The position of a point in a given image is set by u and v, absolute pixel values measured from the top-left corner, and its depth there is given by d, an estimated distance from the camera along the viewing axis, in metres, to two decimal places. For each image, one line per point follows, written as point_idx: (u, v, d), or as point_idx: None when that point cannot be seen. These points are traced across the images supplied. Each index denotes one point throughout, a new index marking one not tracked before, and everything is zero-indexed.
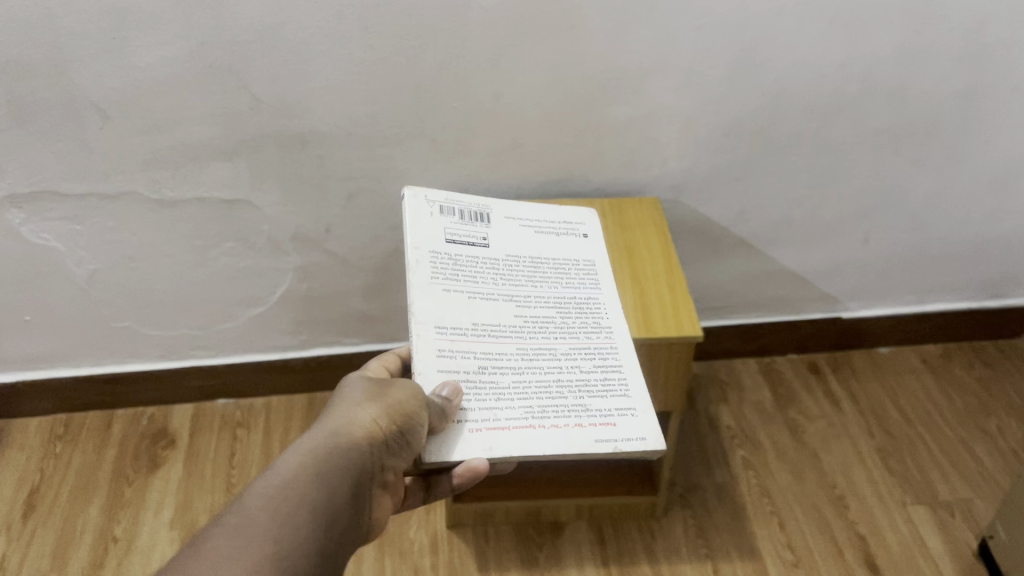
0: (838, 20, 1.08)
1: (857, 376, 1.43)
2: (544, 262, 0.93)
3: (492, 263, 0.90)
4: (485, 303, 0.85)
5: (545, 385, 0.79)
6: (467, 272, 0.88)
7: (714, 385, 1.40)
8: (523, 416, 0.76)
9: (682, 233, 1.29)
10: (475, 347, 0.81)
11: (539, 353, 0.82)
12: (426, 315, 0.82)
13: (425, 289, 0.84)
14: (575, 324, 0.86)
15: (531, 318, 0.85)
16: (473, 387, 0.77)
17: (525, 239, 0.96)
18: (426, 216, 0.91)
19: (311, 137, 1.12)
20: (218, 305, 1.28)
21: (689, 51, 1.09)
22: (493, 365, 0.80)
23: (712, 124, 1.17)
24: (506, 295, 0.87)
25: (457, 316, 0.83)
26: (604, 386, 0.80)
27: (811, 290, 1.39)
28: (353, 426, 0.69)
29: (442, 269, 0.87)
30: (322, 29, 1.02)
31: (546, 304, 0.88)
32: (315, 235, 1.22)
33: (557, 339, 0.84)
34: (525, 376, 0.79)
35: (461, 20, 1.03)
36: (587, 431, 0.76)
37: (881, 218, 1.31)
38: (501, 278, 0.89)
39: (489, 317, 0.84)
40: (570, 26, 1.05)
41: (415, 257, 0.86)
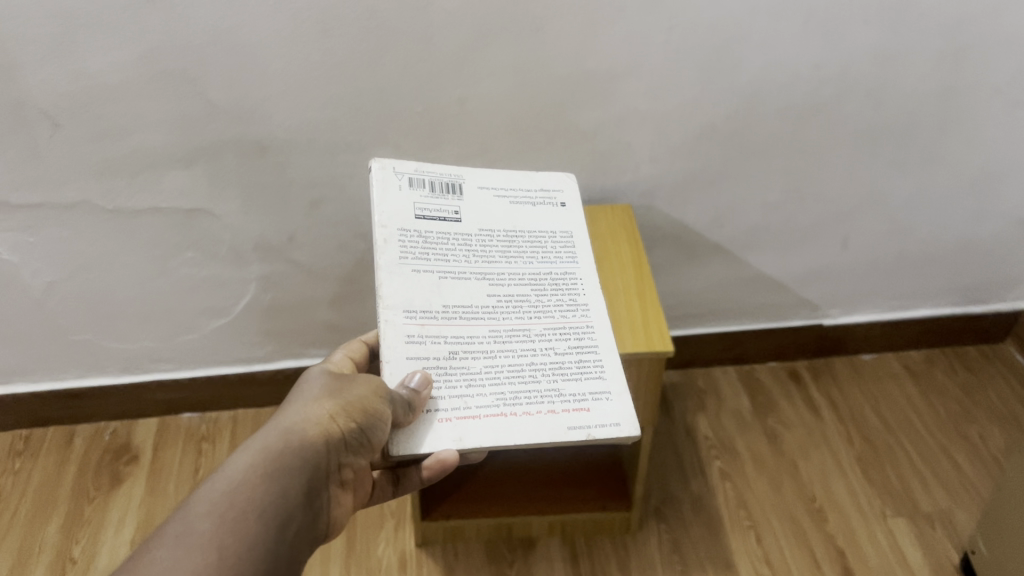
0: (812, 20, 1.05)
1: (838, 382, 1.40)
2: (518, 235, 0.89)
3: (465, 236, 0.87)
4: (457, 283, 0.82)
5: (518, 369, 0.77)
6: (440, 248, 0.85)
7: (691, 393, 1.37)
8: (495, 403, 0.75)
9: (656, 239, 1.26)
10: (446, 332, 0.79)
11: (513, 334, 0.79)
12: (396, 300, 0.79)
13: (394, 270, 0.81)
14: (550, 301, 0.84)
15: (504, 296, 0.82)
16: (444, 374, 0.76)
17: (501, 208, 0.92)
18: (394, 190, 0.86)
19: (272, 143, 1.09)
20: (181, 317, 1.24)
21: (659, 53, 1.06)
22: (466, 350, 0.78)
23: (685, 127, 1.14)
24: (478, 271, 0.84)
25: (428, 299, 0.80)
26: (580, 369, 0.78)
27: (791, 297, 1.36)
28: (309, 423, 0.68)
29: (412, 246, 0.84)
30: (279, 32, 0.99)
31: (521, 280, 0.85)
32: (278, 244, 1.18)
33: (532, 319, 0.81)
34: (497, 361, 0.77)
35: (423, 21, 1.00)
36: (561, 419, 0.74)
37: (860, 222, 1.28)
38: (475, 254, 0.86)
39: (460, 299, 0.81)
40: (536, 28, 1.02)
41: (383, 234, 0.83)
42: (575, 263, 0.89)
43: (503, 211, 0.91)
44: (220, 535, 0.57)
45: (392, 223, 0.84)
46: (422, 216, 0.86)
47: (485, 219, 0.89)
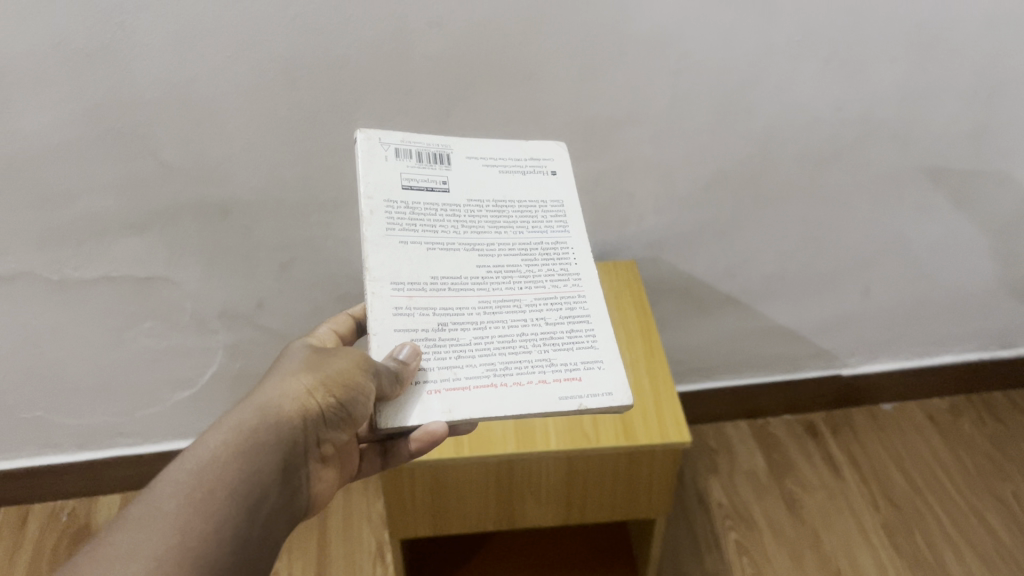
0: (833, 57, 0.95)
1: (858, 436, 1.30)
2: (518, 203, 0.71)
3: (456, 204, 0.69)
4: (447, 253, 0.66)
5: (511, 339, 0.63)
6: (428, 216, 0.68)
7: (701, 452, 1.27)
8: (485, 374, 0.62)
9: (661, 293, 1.16)
10: (437, 303, 0.64)
11: (512, 304, 0.65)
12: (383, 271, 0.64)
13: (380, 240, 0.65)
14: (543, 269, 0.68)
15: (502, 262, 0.67)
16: (433, 347, 0.62)
17: (494, 175, 0.72)
18: (380, 160, 0.68)
19: (235, 204, 0.98)
20: (141, 389, 1.13)
21: (664, 96, 0.96)
22: (459, 327, 0.64)
23: (692, 176, 1.04)
24: (468, 237, 0.68)
25: (416, 271, 0.65)
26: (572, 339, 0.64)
27: (807, 348, 1.25)
28: (284, 398, 0.60)
29: (400, 216, 0.67)
30: (241, 84, 0.88)
31: (511, 250, 0.68)
32: (246, 311, 1.07)
33: (524, 289, 0.66)
34: (490, 338, 0.63)
35: (403, 69, 0.90)
36: (551, 389, 0.62)
37: (882, 268, 1.18)
38: (468, 222, 0.68)
39: (452, 272, 0.65)
40: (529, 74, 0.92)
41: (368, 205, 0.66)
42: (572, 229, 0.71)
43: (496, 176, 0.72)
44: (187, 518, 0.52)
45: (378, 192, 0.67)
46: (410, 184, 0.68)
47: (481, 184, 0.70)
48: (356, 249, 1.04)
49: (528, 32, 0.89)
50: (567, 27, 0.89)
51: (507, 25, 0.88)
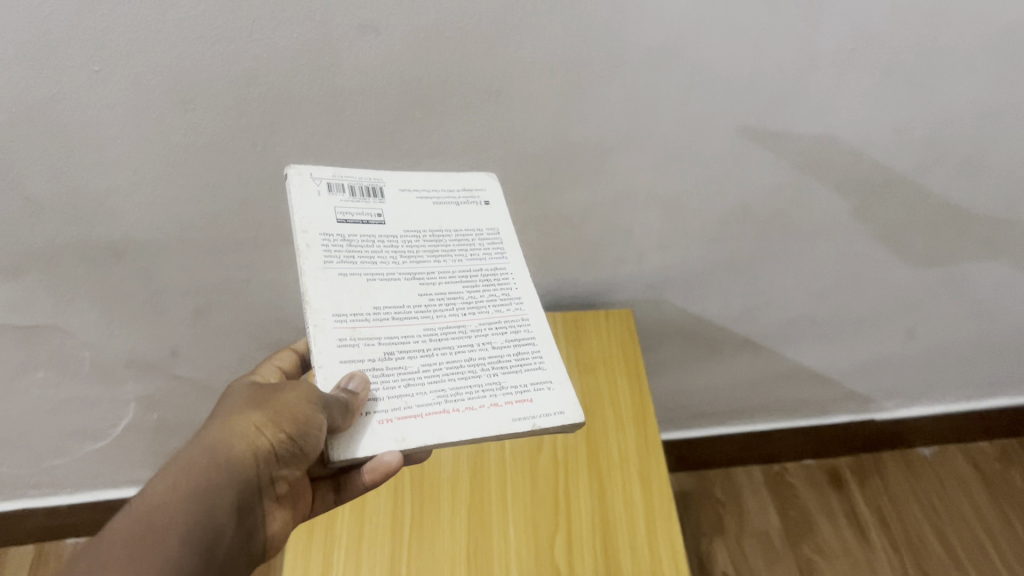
0: (897, 69, 0.74)
1: (888, 488, 1.12)
2: (458, 234, 0.58)
3: (394, 233, 0.56)
4: (388, 282, 0.53)
5: (459, 366, 0.51)
6: (365, 246, 0.54)
7: (704, 504, 1.10)
8: (434, 401, 0.49)
9: (663, 337, 0.96)
10: (383, 337, 0.51)
11: (462, 335, 0.52)
12: (323, 304, 0.50)
13: (314, 272, 0.51)
14: (486, 294, 0.55)
15: (451, 285, 0.54)
16: (379, 376, 0.49)
17: (429, 204, 0.59)
18: (311, 190, 0.54)
19: (128, 244, 0.78)
20: (42, 443, 0.95)
21: (673, 116, 0.75)
22: (411, 360, 0.50)
23: (705, 208, 0.83)
24: (408, 266, 0.55)
25: (355, 303, 0.51)
26: (522, 364, 0.52)
27: (834, 391, 1.07)
28: (229, 438, 0.47)
29: (337, 249, 0.53)
30: (117, 104, 0.68)
31: (453, 275, 0.55)
32: (157, 359, 0.89)
33: (469, 314, 0.53)
34: (442, 369, 0.50)
35: (329, 87, 0.69)
36: (504, 412, 0.50)
37: (933, 309, 0.97)
38: (408, 249, 0.56)
39: (397, 302, 0.52)
40: (496, 92, 0.71)
41: (301, 237, 0.52)
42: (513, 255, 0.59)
43: (433, 205, 0.59)
44: None
45: (310, 223, 0.53)
46: (344, 216, 0.55)
47: (421, 210, 0.58)
48: (287, 293, 0.85)
49: (494, 39, 0.68)
50: (546, 32, 0.67)
51: (465, 31, 0.67)
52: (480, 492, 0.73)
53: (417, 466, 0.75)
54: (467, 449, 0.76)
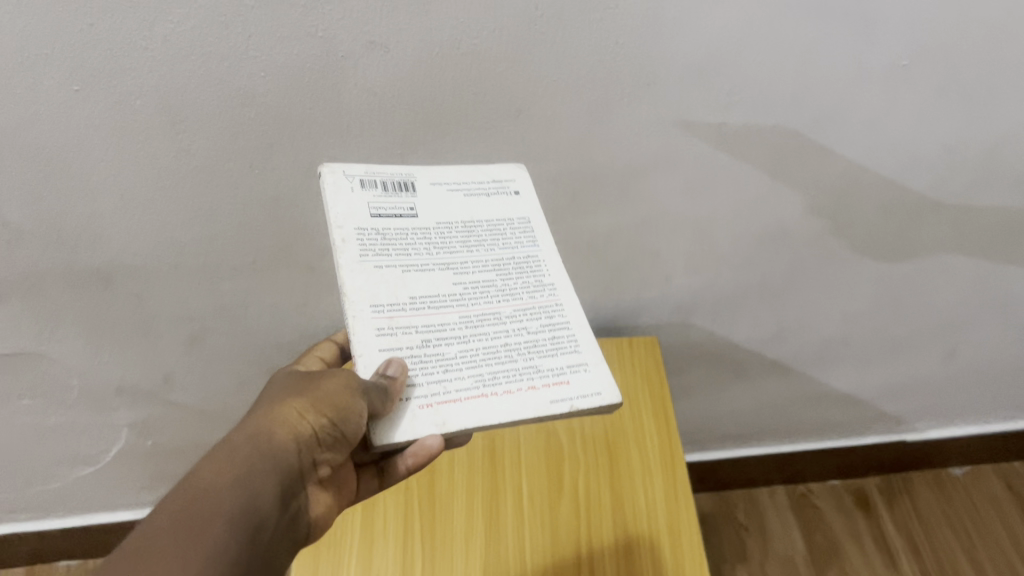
0: (954, 85, 0.67)
1: (919, 510, 1.07)
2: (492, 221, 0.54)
3: (427, 225, 0.52)
4: (422, 272, 0.50)
5: (496, 350, 0.47)
6: (398, 237, 0.51)
7: (727, 528, 1.05)
8: (473, 385, 0.46)
9: (688, 359, 0.90)
10: (420, 326, 0.48)
11: (499, 320, 0.49)
12: (358, 295, 0.48)
13: (349, 265, 0.48)
14: (522, 280, 0.51)
15: (485, 271, 0.51)
16: (418, 364, 0.46)
17: (459, 194, 0.55)
18: (342, 186, 0.51)
19: (115, 271, 0.72)
20: (29, 470, 0.90)
21: (708, 136, 0.69)
22: (449, 347, 0.47)
23: (740, 230, 0.77)
24: (443, 255, 0.51)
25: (390, 293, 0.48)
26: (558, 349, 0.49)
27: (864, 411, 1.01)
28: (272, 425, 0.44)
29: (371, 241, 0.50)
30: (99, 125, 0.62)
31: (487, 263, 0.52)
32: (150, 385, 0.84)
33: (506, 300, 0.50)
34: (479, 354, 0.47)
35: (334, 108, 0.63)
36: (543, 395, 0.46)
37: (976, 330, 0.92)
38: (439, 237, 0.52)
39: (432, 291, 0.49)
40: (516, 111, 0.65)
41: (335, 233, 0.49)
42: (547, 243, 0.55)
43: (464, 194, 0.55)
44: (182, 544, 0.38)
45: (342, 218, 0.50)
46: (377, 211, 0.51)
47: (453, 196, 0.55)
48: (288, 319, 0.80)
49: (514, 55, 0.61)
50: (574, 47, 0.61)
51: (483, 47, 0.60)
52: (497, 542, 0.68)
53: (428, 514, 0.70)
54: (481, 494, 0.71)
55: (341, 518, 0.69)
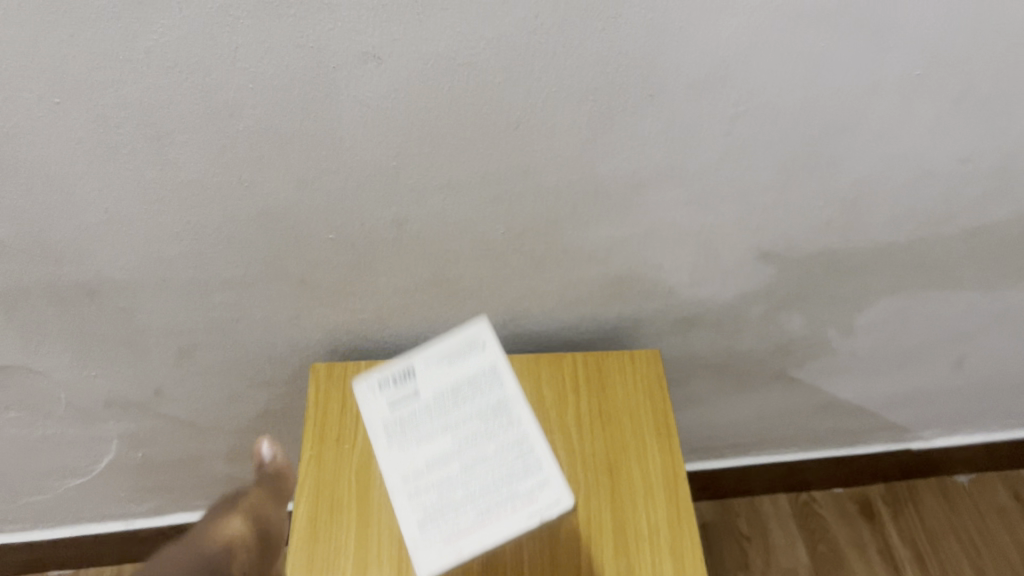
0: (970, 96, 0.65)
1: (924, 520, 1.09)
2: (479, 366, 0.62)
3: (431, 397, 0.60)
4: (430, 442, 0.59)
5: (487, 494, 0.58)
6: (411, 416, 0.60)
7: (730, 538, 1.07)
8: (475, 516, 0.57)
9: (691, 371, 0.89)
10: (434, 500, 0.58)
11: (488, 470, 0.58)
12: (391, 478, 0.58)
13: (382, 443, 0.59)
14: (500, 422, 0.60)
15: (473, 419, 0.60)
16: (437, 512, 0.57)
17: (445, 371, 0.61)
18: (365, 397, 0.61)
19: (102, 286, 0.70)
20: (20, 479, 0.89)
21: (713, 150, 0.66)
22: (457, 516, 0.57)
23: (745, 244, 0.75)
24: (445, 421, 0.60)
25: (411, 465, 0.59)
26: (530, 471, 0.59)
27: (868, 419, 1.00)
28: None
29: (394, 418, 0.60)
30: (80, 140, 0.59)
31: (473, 416, 0.60)
32: (140, 399, 0.82)
33: (491, 443, 0.59)
34: (478, 513, 0.57)
35: (325, 121, 0.60)
36: (521, 514, 0.57)
37: (986, 341, 0.90)
38: (436, 403, 0.60)
39: (437, 452, 0.59)
40: (515, 124, 0.62)
41: (369, 427, 0.60)
42: (514, 384, 0.61)
43: (447, 366, 0.61)
44: None
45: (374, 429, 0.60)
46: (395, 411, 0.60)
47: (446, 372, 0.61)
48: (281, 332, 0.77)
49: (514, 66, 0.59)
50: (576, 58, 0.59)
51: (481, 58, 0.58)
52: (496, 569, 0.65)
53: None
54: None
55: (336, 540, 0.67)
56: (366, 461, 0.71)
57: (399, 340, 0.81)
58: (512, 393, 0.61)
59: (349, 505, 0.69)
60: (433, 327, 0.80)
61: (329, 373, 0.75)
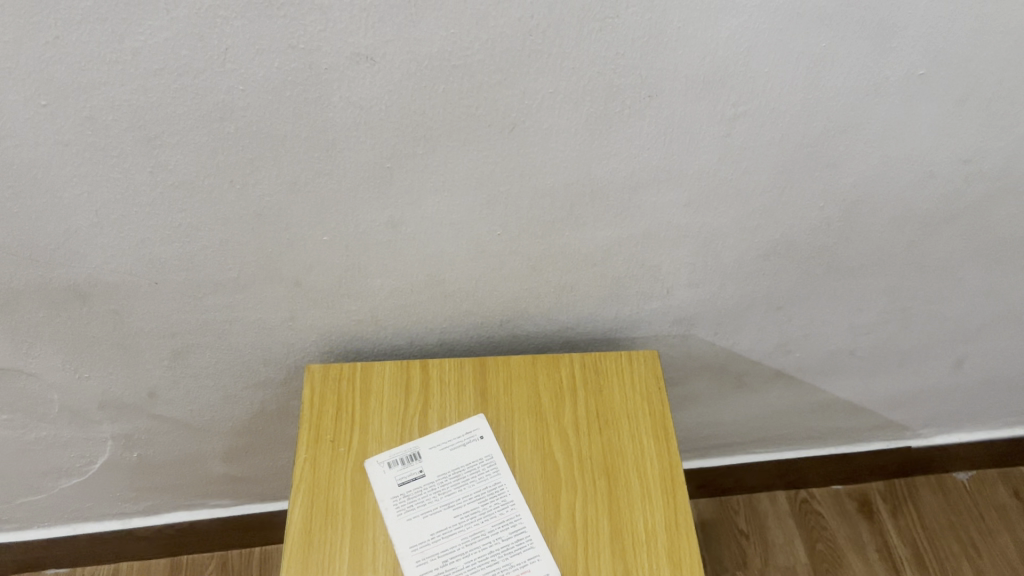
0: (972, 96, 0.64)
1: (923, 517, 1.09)
2: (475, 456, 0.71)
3: (434, 481, 0.70)
4: (434, 515, 0.68)
5: (486, 556, 0.66)
6: (418, 494, 0.69)
7: (728, 536, 1.07)
8: None
9: (690, 371, 0.88)
10: (439, 551, 0.66)
11: (484, 538, 0.67)
12: (401, 546, 0.66)
13: (392, 531, 0.67)
14: (495, 508, 0.68)
15: (472, 499, 0.69)
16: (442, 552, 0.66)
17: (447, 452, 0.71)
18: (376, 473, 0.70)
19: (92, 288, 0.69)
20: (14, 479, 0.88)
21: (712, 152, 0.65)
22: (459, 560, 0.65)
23: (744, 245, 0.74)
24: (446, 499, 0.69)
25: (418, 535, 0.66)
26: (523, 545, 0.66)
27: (867, 417, 0.99)
28: None
29: (403, 506, 0.68)
30: (68, 142, 0.58)
31: (472, 496, 0.69)
32: (133, 400, 0.81)
33: (488, 527, 0.67)
34: (476, 560, 0.65)
35: (318, 123, 0.59)
36: None
37: (986, 340, 0.89)
38: (440, 482, 0.70)
39: (442, 526, 0.67)
40: (511, 125, 0.61)
41: (378, 511, 0.68)
42: (507, 472, 0.70)
43: (449, 452, 0.71)
44: None
45: (384, 499, 0.68)
46: (403, 482, 0.69)
47: (447, 456, 0.71)
48: (275, 334, 0.77)
49: (509, 68, 0.57)
50: (573, 58, 0.57)
51: (476, 59, 0.57)
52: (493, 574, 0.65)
53: None
54: None
55: (330, 546, 0.66)
56: (361, 465, 0.70)
57: (395, 341, 0.80)
58: (507, 481, 0.69)
59: (344, 511, 0.68)
60: (429, 328, 0.79)
61: (323, 374, 0.75)
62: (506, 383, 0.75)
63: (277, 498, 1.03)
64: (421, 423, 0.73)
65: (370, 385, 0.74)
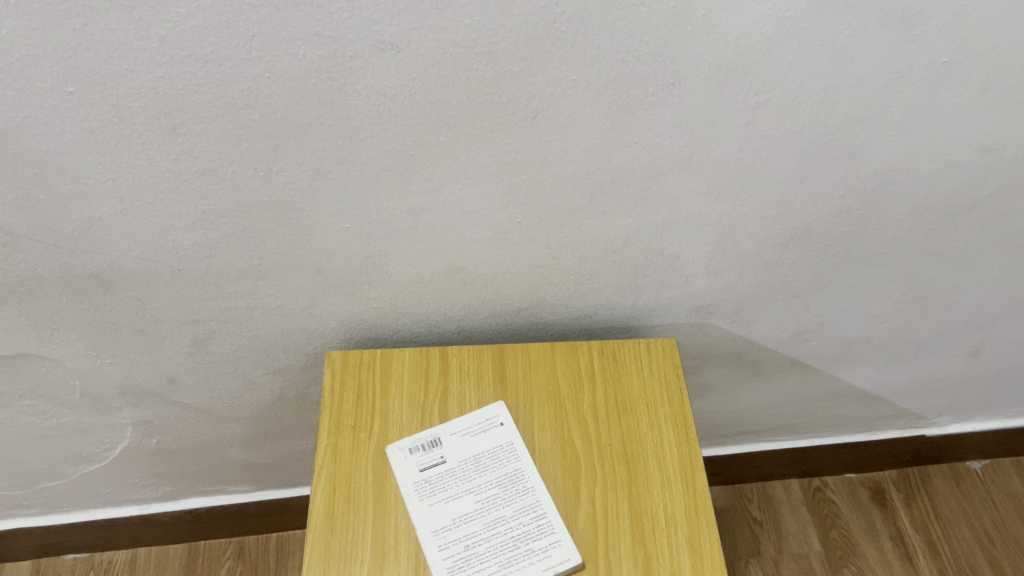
0: (995, 84, 0.64)
1: (936, 507, 1.09)
2: (494, 443, 0.71)
3: (456, 467, 0.70)
4: (455, 501, 0.68)
5: (507, 541, 0.66)
6: (440, 480, 0.69)
7: (742, 524, 1.08)
8: None
9: (706, 359, 0.88)
10: (461, 536, 0.66)
11: (504, 523, 0.67)
12: (424, 532, 0.66)
13: (414, 517, 0.67)
14: (515, 494, 0.68)
15: (492, 485, 0.69)
16: (463, 537, 0.66)
17: (468, 439, 0.71)
18: (398, 459, 0.70)
19: (116, 275, 0.69)
20: (35, 464, 0.89)
21: (735, 139, 0.65)
22: (480, 545, 0.66)
23: (764, 234, 0.74)
24: (467, 485, 0.69)
25: (440, 520, 0.67)
26: (544, 530, 0.66)
27: (882, 405, 1.00)
28: None
29: (424, 492, 0.69)
30: (94, 130, 0.58)
31: (492, 482, 0.69)
32: (154, 387, 0.82)
33: (509, 513, 0.67)
34: (497, 545, 0.66)
35: (342, 111, 0.59)
36: (538, 569, 0.64)
37: (1002, 329, 0.89)
38: (460, 468, 0.70)
39: (463, 511, 0.68)
40: (533, 113, 0.61)
41: (399, 497, 0.68)
42: (527, 458, 0.70)
43: (468, 438, 0.71)
44: None
45: (406, 485, 0.69)
46: (424, 468, 0.70)
47: (467, 443, 0.71)
48: (295, 321, 0.77)
49: (533, 55, 0.57)
50: (598, 45, 0.57)
51: (500, 47, 0.57)
52: (514, 560, 0.65)
53: None
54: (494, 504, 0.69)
55: (353, 531, 0.66)
56: (382, 451, 0.71)
57: (414, 329, 0.80)
58: (526, 467, 0.70)
59: (366, 496, 0.68)
60: (447, 315, 0.79)
61: (343, 361, 0.75)
62: (525, 370, 0.76)
63: (294, 485, 1.04)
64: (441, 409, 0.73)
65: (389, 371, 0.75)
